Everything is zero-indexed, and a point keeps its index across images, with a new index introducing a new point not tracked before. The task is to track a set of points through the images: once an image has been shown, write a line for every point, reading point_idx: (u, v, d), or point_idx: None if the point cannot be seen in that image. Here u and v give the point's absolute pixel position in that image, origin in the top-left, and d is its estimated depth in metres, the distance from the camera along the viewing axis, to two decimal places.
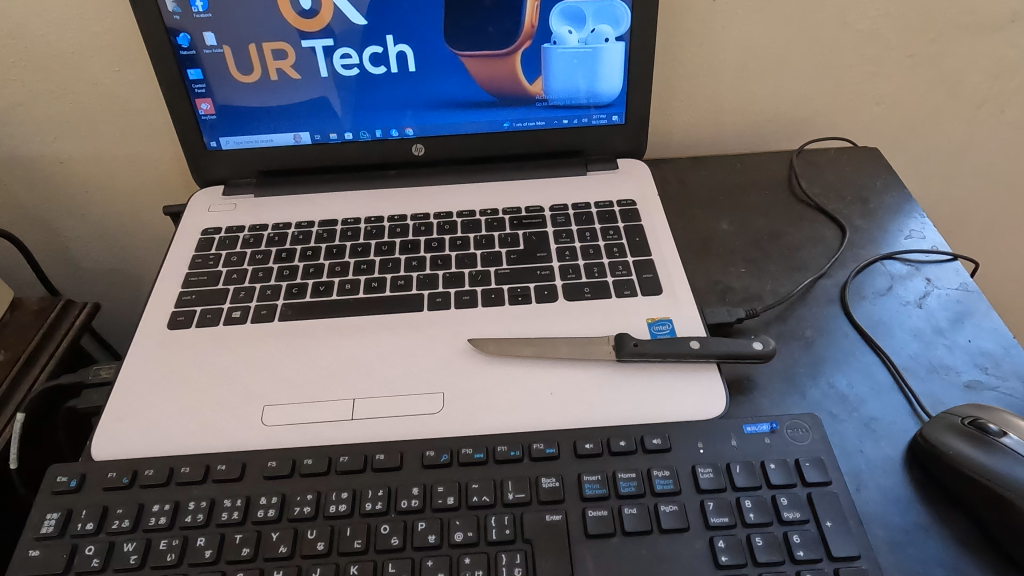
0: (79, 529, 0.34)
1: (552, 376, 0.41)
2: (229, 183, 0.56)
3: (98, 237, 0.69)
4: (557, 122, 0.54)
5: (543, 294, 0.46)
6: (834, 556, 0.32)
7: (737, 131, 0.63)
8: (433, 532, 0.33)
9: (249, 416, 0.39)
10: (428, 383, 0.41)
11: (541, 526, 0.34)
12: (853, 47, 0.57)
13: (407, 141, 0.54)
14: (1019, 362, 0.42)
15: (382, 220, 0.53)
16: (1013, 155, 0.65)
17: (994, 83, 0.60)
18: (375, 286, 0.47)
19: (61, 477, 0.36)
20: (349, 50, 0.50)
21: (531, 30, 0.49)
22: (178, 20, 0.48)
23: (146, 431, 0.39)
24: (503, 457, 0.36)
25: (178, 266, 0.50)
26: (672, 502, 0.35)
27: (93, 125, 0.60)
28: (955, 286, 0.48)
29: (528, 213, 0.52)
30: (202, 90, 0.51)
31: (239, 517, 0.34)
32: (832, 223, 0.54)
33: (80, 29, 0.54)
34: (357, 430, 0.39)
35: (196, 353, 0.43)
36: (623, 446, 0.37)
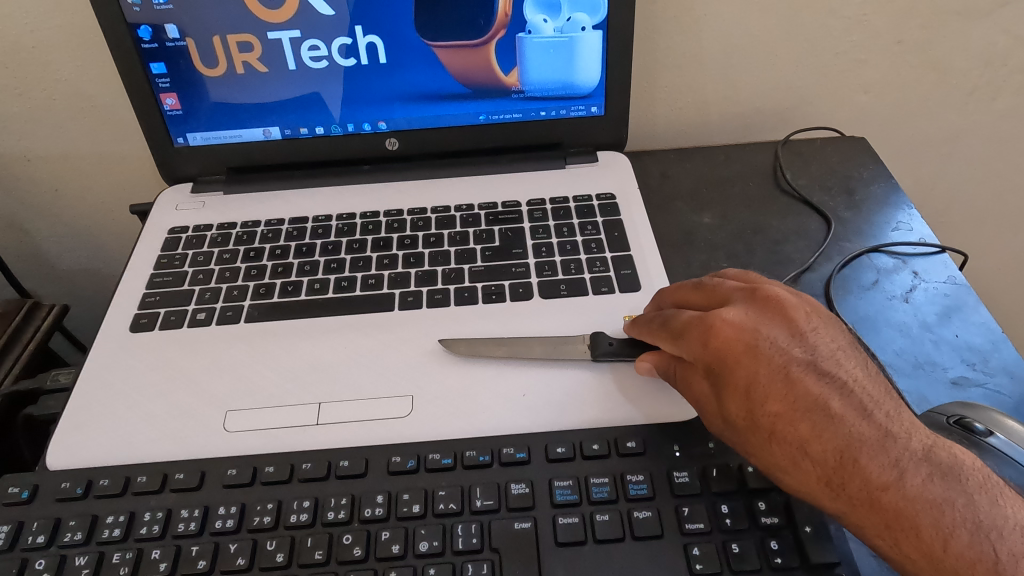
0: (30, 541, 0.33)
1: (525, 377, 0.40)
2: (199, 181, 0.54)
3: (70, 237, 0.67)
4: (535, 114, 0.53)
5: (517, 292, 0.45)
6: (813, 563, 0.31)
7: (721, 121, 0.62)
8: (397, 542, 0.32)
9: (211, 422, 0.38)
10: (397, 386, 0.40)
11: (509, 534, 0.33)
12: (840, 33, 0.56)
13: (381, 136, 0.53)
14: (1008, 357, 0.41)
15: (354, 217, 0.51)
16: (1004, 144, 0.64)
17: (985, 69, 0.58)
18: (345, 285, 0.46)
19: (12, 488, 0.35)
20: (318, 41, 0.48)
21: (505, 19, 0.48)
22: (139, 13, 0.46)
23: (103, 438, 0.37)
24: (471, 462, 0.35)
25: (143, 266, 0.48)
26: (646, 508, 0.33)
27: (60, 122, 0.58)
28: (943, 279, 0.47)
29: (504, 208, 0.51)
30: (167, 84, 0.49)
31: (196, 528, 0.33)
32: (817, 216, 0.52)
33: (41, 23, 0.52)
34: (322, 435, 0.37)
35: (158, 357, 0.42)
36: (596, 449, 0.36)
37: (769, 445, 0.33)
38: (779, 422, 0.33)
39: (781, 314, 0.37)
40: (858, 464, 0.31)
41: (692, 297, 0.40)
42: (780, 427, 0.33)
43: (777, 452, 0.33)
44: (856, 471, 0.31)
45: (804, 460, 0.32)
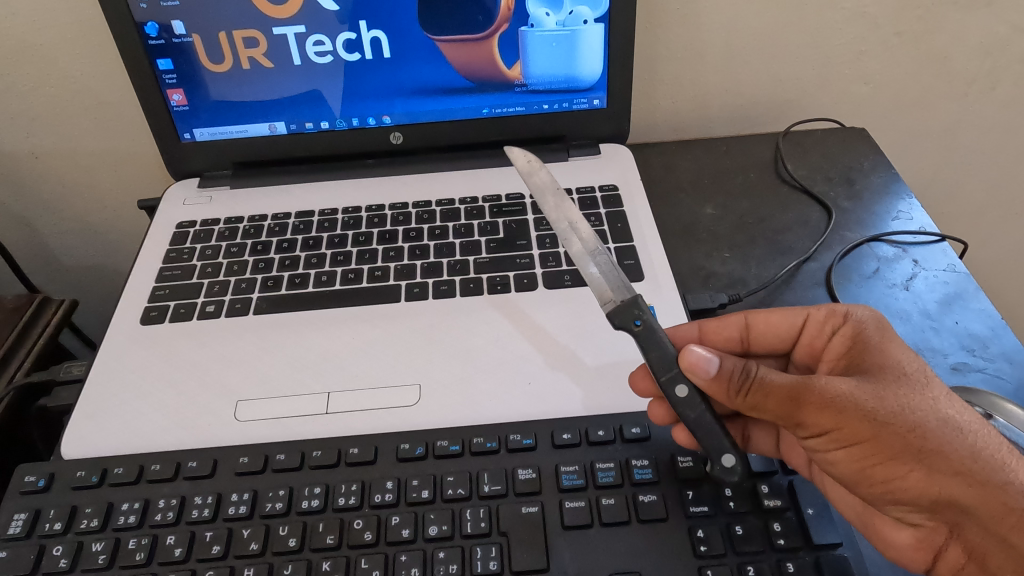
0: (47, 528, 0.33)
1: (531, 365, 0.40)
2: (205, 176, 0.55)
3: (78, 233, 0.68)
4: (538, 107, 0.53)
5: (522, 283, 0.45)
6: (815, 544, 0.32)
7: (723, 114, 0.62)
8: (407, 527, 0.33)
9: (222, 411, 0.39)
10: (405, 375, 0.40)
11: (517, 519, 0.33)
12: (840, 25, 0.56)
13: (385, 130, 0.53)
14: (1007, 343, 0.42)
15: (360, 211, 0.52)
16: (1004, 134, 0.64)
17: (984, 59, 0.59)
18: (352, 277, 0.46)
19: (28, 477, 0.36)
20: (322, 36, 0.49)
21: (507, 13, 0.48)
22: (145, 9, 0.46)
23: (117, 428, 0.38)
24: (479, 449, 0.36)
25: (152, 260, 0.49)
26: (651, 492, 0.34)
27: (67, 118, 0.59)
28: (942, 267, 0.47)
29: (508, 200, 0.51)
30: (173, 80, 0.49)
31: (209, 514, 0.34)
32: (818, 206, 0.53)
33: (47, 20, 0.52)
34: (331, 423, 0.38)
35: (169, 349, 0.42)
36: (601, 435, 0.36)
37: (935, 405, 0.31)
38: (934, 390, 0.32)
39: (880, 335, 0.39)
40: (995, 440, 0.31)
41: (767, 314, 0.40)
42: (939, 394, 0.32)
43: (937, 415, 0.31)
44: (997, 447, 0.31)
45: (959, 424, 0.31)
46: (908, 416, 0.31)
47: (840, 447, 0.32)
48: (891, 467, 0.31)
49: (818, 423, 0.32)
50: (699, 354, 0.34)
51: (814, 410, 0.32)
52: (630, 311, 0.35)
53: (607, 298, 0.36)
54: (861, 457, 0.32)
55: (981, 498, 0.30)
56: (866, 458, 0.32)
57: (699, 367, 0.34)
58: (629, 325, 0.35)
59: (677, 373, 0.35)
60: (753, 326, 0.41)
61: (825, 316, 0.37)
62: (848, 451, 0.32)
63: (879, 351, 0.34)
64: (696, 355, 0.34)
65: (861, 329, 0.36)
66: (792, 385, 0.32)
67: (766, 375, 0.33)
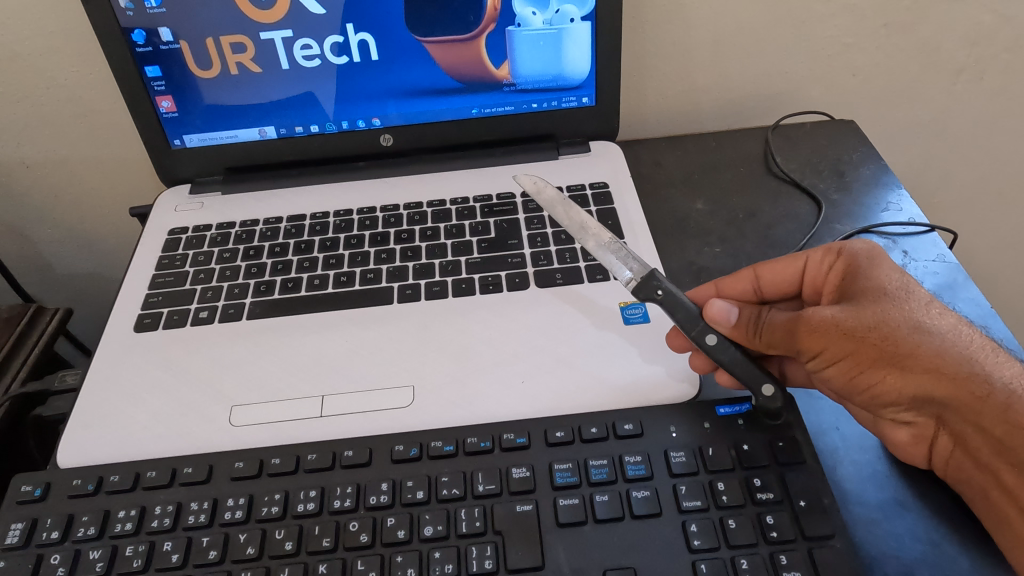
0: (45, 538, 0.34)
1: (524, 364, 0.41)
2: (196, 182, 0.55)
3: (71, 241, 0.68)
4: (527, 106, 0.53)
5: (514, 282, 0.45)
6: (808, 536, 0.32)
7: (712, 108, 0.62)
8: (402, 528, 0.33)
9: (217, 417, 0.39)
10: (398, 377, 0.40)
11: (511, 517, 0.33)
12: (827, 17, 0.56)
13: (375, 132, 0.53)
14: (997, 332, 0.42)
15: (352, 213, 0.52)
16: (994, 123, 0.64)
17: (972, 49, 0.59)
18: (344, 280, 0.46)
19: (25, 486, 0.36)
20: (310, 40, 0.49)
21: (494, 13, 0.48)
22: (132, 17, 0.46)
23: (112, 436, 0.38)
24: (473, 449, 0.36)
25: (144, 267, 0.49)
26: (644, 488, 0.34)
27: (57, 127, 0.59)
28: (932, 258, 0.47)
29: (499, 200, 0.52)
30: (162, 87, 0.49)
31: (206, 520, 0.34)
32: (808, 198, 0.53)
33: (34, 30, 0.52)
34: (326, 427, 0.38)
35: (162, 356, 0.42)
36: (594, 433, 0.36)
37: (908, 316, 0.35)
38: (912, 302, 0.35)
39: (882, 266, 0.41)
40: (973, 340, 0.34)
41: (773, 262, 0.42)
42: (915, 306, 0.35)
43: (909, 323, 0.34)
44: (973, 346, 0.34)
45: (933, 329, 0.34)
46: (881, 327, 0.34)
47: (831, 365, 0.36)
48: (874, 376, 0.34)
49: (809, 345, 0.36)
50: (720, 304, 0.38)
51: (804, 333, 0.36)
52: (650, 285, 0.39)
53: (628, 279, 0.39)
54: (847, 371, 0.35)
55: (957, 391, 0.33)
56: (852, 371, 0.35)
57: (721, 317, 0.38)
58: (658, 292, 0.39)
59: (704, 326, 0.38)
60: (762, 277, 0.42)
61: (823, 255, 0.40)
62: (837, 367, 0.35)
63: (864, 276, 0.38)
64: (718, 307, 0.38)
65: (853, 260, 0.39)
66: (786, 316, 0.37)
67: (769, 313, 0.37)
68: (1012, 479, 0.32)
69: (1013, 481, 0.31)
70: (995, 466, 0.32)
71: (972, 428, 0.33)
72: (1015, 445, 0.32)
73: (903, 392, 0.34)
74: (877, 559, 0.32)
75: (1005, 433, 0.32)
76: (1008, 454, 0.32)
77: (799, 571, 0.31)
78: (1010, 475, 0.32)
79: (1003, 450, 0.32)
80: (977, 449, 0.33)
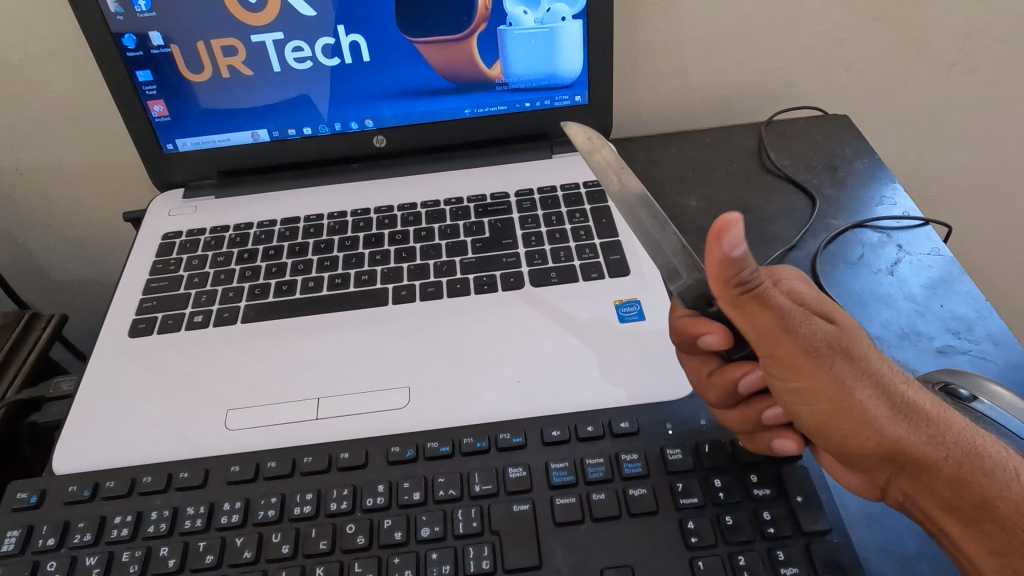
0: (40, 545, 0.34)
1: (520, 364, 0.40)
2: (190, 186, 0.55)
3: (65, 247, 0.68)
4: (520, 105, 0.53)
5: (509, 282, 0.45)
6: (805, 531, 0.32)
7: (706, 105, 0.62)
8: (399, 529, 0.33)
9: (212, 421, 0.39)
10: (394, 378, 0.40)
11: (507, 517, 0.33)
12: (819, 13, 0.56)
13: (369, 133, 0.53)
14: (992, 325, 0.42)
15: (346, 215, 0.52)
16: (987, 116, 0.64)
17: (964, 42, 0.59)
18: (339, 282, 0.46)
19: (20, 494, 0.36)
20: (301, 42, 0.49)
21: (485, 12, 0.48)
22: (122, 22, 0.46)
23: (107, 442, 0.38)
24: (469, 449, 0.36)
25: (138, 272, 0.49)
26: (641, 486, 0.34)
27: (49, 133, 0.58)
28: (927, 251, 0.47)
29: (493, 200, 0.52)
30: (153, 91, 0.49)
31: (202, 524, 0.34)
32: (802, 193, 0.53)
33: (25, 35, 0.52)
34: (322, 430, 0.38)
35: (157, 360, 0.42)
36: (590, 431, 0.36)
37: (868, 395, 0.29)
38: (859, 371, 0.30)
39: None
40: (917, 411, 0.30)
41: None
42: (874, 378, 0.30)
43: (866, 406, 0.29)
44: (916, 422, 0.30)
45: (882, 414, 0.29)
46: (849, 416, 0.29)
47: (802, 405, 0.30)
48: (842, 429, 0.30)
49: (786, 376, 0.30)
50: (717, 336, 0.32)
51: (786, 362, 0.29)
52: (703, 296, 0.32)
53: (677, 278, 0.34)
54: (817, 417, 0.30)
55: (919, 452, 0.29)
56: (821, 418, 0.30)
57: (730, 244, 0.26)
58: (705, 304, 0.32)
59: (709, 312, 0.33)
60: None
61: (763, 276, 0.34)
62: (809, 410, 0.30)
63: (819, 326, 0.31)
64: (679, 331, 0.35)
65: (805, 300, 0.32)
66: (770, 326, 0.29)
67: (755, 300, 0.28)
68: (959, 533, 0.30)
69: (961, 535, 0.30)
70: (940, 518, 0.30)
71: (924, 486, 0.30)
72: (968, 506, 0.29)
73: (870, 448, 0.30)
74: (874, 554, 0.32)
75: (956, 495, 0.29)
76: (955, 512, 0.30)
77: (797, 567, 0.31)
78: (957, 530, 0.30)
79: (951, 507, 0.30)
80: (925, 504, 0.30)
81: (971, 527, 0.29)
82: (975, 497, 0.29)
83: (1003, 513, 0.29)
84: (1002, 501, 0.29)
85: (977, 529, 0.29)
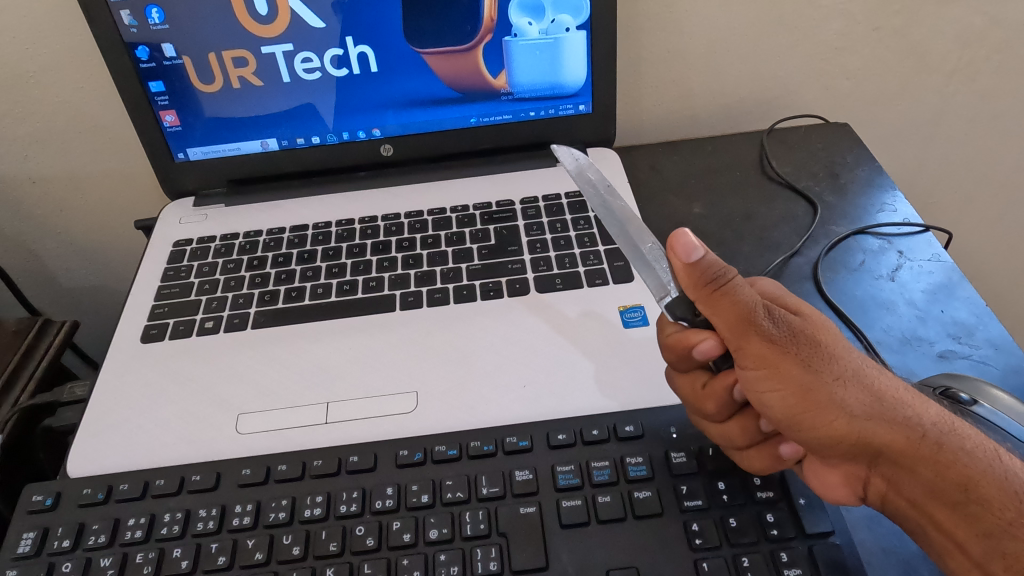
0: (56, 546, 0.34)
1: (526, 369, 0.41)
2: (200, 195, 0.56)
3: (75, 255, 0.69)
4: (525, 114, 0.54)
5: (515, 288, 0.46)
6: (807, 533, 0.32)
7: (708, 113, 0.63)
8: (408, 531, 0.33)
9: (224, 425, 0.39)
10: (403, 383, 0.41)
11: (515, 518, 0.34)
12: (819, 23, 0.57)
13: (376, 142, 0.54)
14: (992, 330, 0.42)
15: (353, 223, 0.53)
16: (987, 124, 0.65)
17: (964, 51, 0.60)
18: (347, 289, 0.47)
19: (36, 496, 0.36)
20: (310, 53, 0.50)
21: (491, 24, 0.49)
22: (136, 34, 0.47)
23: (122, 446, 0.39)
24: (477, 452, 0.37)
25: (150, 279, 0.50)
26: (646, 488, 0.35)
27: (61, 142, 0.60)
28: (927, 257, 0.48)
29: (499, 207, 0.52)
30: (165, 101, 0.50)
31: (214, 526, 0.34)
32: (803, 201, 0.54)
33: (41, 47, 0.53)
34: (333, 433, 0.39)
35: (169, 366, 0.43)
36: (596, 435, 0.37)
37: (833, 382, 0.30)
38: (822, 359, 0.31)
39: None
40: (888, 395, 0.31)
41: None
42: (839, 367, 0.31)
43: (832, 392, 0.30)
44: (889, 405, 0.30)
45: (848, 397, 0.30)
46: (817, 402, 0.30)
47: (772, 392, 0.31)
48: (813, 413, 0.30)
49: (755, 366, 0.31)
50: (711, 340, 0.33)
51: (754, 352, 0.31)
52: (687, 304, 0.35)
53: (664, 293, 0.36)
54: (788, 402, 0.31)
55: (895, 434, 0.29)
56: (790, 404, 0.31)
57: (686, 250, 0.32)
58: (691, 315, 0.34)
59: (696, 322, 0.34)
60: None
61: None
62: (778, 397, 0.31)
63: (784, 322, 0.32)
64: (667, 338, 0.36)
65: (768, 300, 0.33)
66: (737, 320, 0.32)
67: (721, 297, 0.32)
68: (947, 521, 0.29)
69: (950, 523, 0.29)
70: (927, 506, 0.29)
71: (903, 472, 0.29)
72: (952, 489, 0.29)
73: (843, 431, 0.30)
74: (877, 555, 0.33)
75: (939, 477, 0.29)
76: (940, 497, 0.29)
77: (799, 568, 0.31)
78: (944, 517, 0.29)
79: (934, 493, 0.29)
80: (910, 491, 0.30)
81: (956, 511, 0.28)
82: (955, 478, 0.29)
83: (988, 494, 0.28)
84: (986, 480, 0.28)
85: (962, 513, 0.28)
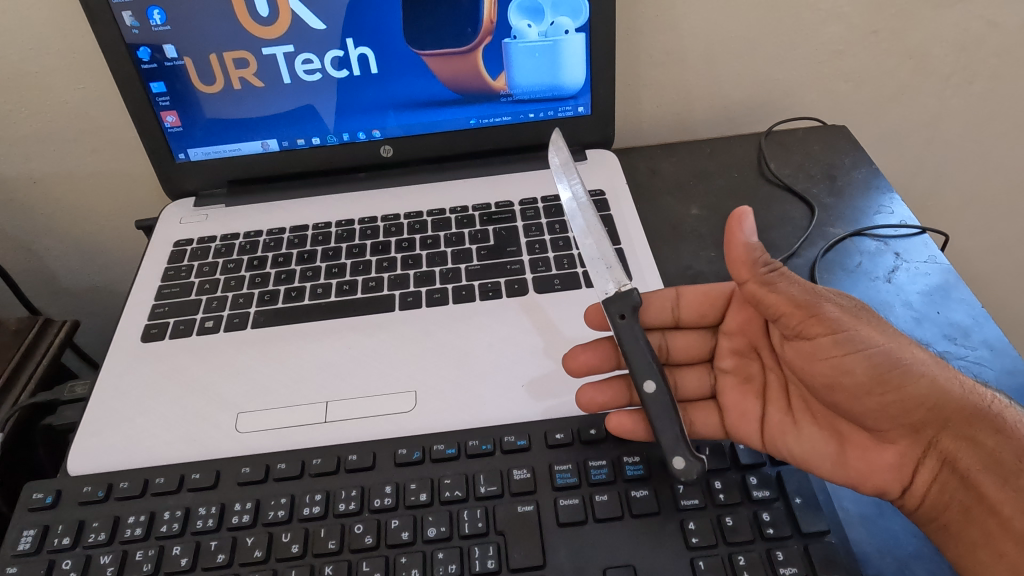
0: (56, 543, 0.34)
1: (524, 369, 0.41)
2: (200, 195, 0.56)
3: (75, 255, 0.69)
4: (524, 116, 0.54)
5: (513, 288, 0.46)
6: (804, 532, 0.33)
7: (706, 115, 0.63)
8: (406, 530, 0.34)
9: (223, 424, 0.40)
10: (401, 382, 0.41)
11: (513, 517, 0.34)
12: (817, 26, 0.57)
13: (376, 143, 0.55)
14: (988, 331, 0.43)
15: (353, 223, 0.53)
16: (984, 127, 0.65)
17: (961, 54, 0.60)
18: (346, 289, 0.47)
19: (36, 494, 0.37)
20: (311, 55, 0.50)
21: (490, 26, 0.49)
22: (138, 35, 0.48)
23: (122, 444, 0.39)
24: (475, 451, 0.37)
25: (150, 279, 0.50)
26: (643, 488, 0.35)
27: (62, 143, 0.60)
28: (924, 259, 0.48)
29: (498, 208, 0.53)
30: (167, 102, 0.51)
31: (213, 524, 0.35)
32: (800, 202, 0.54)
33: (42, 48, 0.54)
34: (332, 432, 0.39)
35: (169, 364, 0.43)
36: (593, 434, 0.37)
37: (905, 352, 0.36)
38: (893, 335, 0.36)
39: (761, 339, 0.42)
40: (950, 373, 0.36)
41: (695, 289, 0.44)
42: (906, 344, 0.36)
43: (907, 359, 0.35)
44: (951, 379, 0.35)
45: (921, 366, 0.35)
46: (894, 365, 0.35)
47: (853, 357, 0.35)
48: (893, 374, 0.35)
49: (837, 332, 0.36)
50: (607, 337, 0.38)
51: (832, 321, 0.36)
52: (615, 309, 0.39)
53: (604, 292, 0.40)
54: (870, 365, 0.35)
55: (961, 404, 0.34)
56: (874, 365, 0.35)
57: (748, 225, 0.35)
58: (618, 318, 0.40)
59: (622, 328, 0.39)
60: (683, 297, 0.44)
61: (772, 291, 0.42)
62: (860, 360, 0.35)
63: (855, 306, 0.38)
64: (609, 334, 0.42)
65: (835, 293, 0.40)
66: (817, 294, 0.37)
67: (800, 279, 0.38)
68: (997, 495, 0.33)
69: (1003, 494, 0.32)
70: (980, 478, 0.33)
71: (965, 444, 0.34)
72: (1009, 459, 0.32)
73: (919, 394, 0.34)
74: (872, 554, 0.33)
75: (998, 448, 0.33)
76: (997, 466, 0.33)
77: (796, 566, 0.32)
78: (997, 487, 0.33)
79: (991, 463, 0.33)
80: (967, 462, 0.34)
81: (1009, 483, 0.32)
82: (1015, 449, 0.32)
83: None
84: None
85: (1015, 486, 0.32)
